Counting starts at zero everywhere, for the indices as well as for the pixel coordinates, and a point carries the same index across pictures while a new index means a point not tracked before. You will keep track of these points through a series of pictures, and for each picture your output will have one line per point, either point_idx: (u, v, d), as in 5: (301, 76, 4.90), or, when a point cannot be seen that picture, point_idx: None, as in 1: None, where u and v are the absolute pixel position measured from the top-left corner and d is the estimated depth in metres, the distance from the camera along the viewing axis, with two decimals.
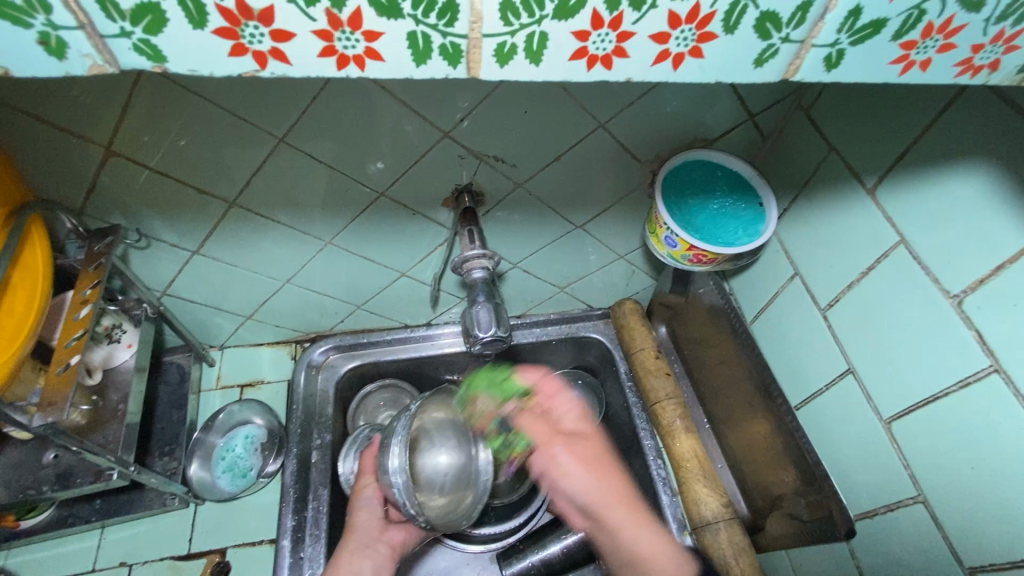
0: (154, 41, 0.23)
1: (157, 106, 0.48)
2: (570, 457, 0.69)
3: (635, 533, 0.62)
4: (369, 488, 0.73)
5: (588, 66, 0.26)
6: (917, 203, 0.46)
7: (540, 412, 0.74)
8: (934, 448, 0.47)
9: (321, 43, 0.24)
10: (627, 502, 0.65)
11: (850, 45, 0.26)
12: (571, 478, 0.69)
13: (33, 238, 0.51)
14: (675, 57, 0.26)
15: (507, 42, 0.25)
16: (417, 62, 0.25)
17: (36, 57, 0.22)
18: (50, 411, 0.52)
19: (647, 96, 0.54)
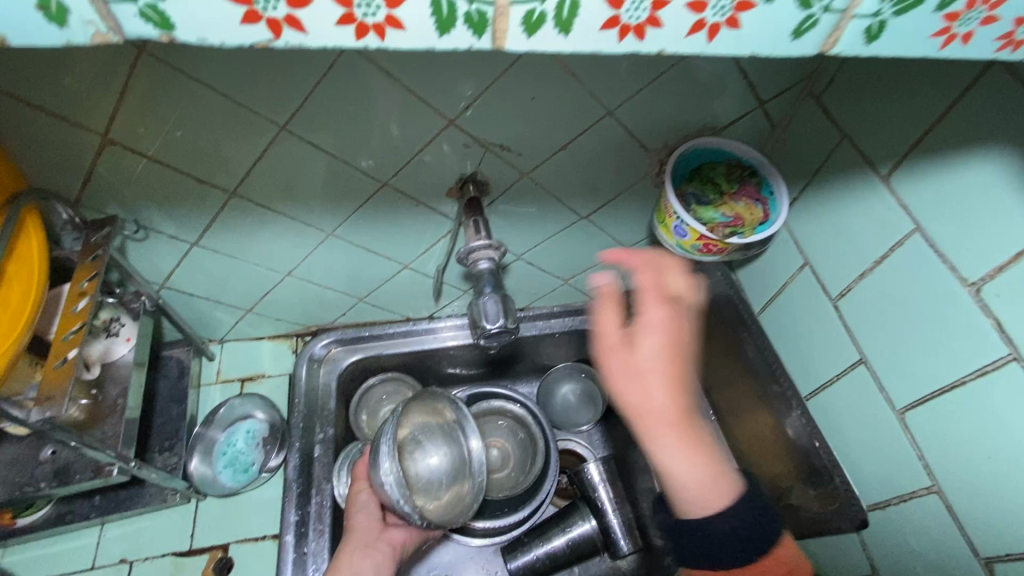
0: (160, 6, 0.22)
1: (155, 91, 0.46)
2: (663, 343, 0.49)
3: (671, 450, 0.47)
4: (364, 493, 0.67)
5: (619, 37, 0.25)
6: (935, 190, 0.45)
7: (645, 325, 0.50)
8: (950, 438, 0.46)
9: (339, 10, 0.23)
10: (686, 425, 0.47)
11: (892, 17, 0.25)
12: (655, 361, 0.48)
13: (28, 228, 0.50)
14: (711, 27, 0.25)
15: (536, 11, 0.23)
16: (439, 32, 0.24)
17: (36, 25, 0.21)
18: (48, 405, 0.51)
19: (657, 82, 0.53)
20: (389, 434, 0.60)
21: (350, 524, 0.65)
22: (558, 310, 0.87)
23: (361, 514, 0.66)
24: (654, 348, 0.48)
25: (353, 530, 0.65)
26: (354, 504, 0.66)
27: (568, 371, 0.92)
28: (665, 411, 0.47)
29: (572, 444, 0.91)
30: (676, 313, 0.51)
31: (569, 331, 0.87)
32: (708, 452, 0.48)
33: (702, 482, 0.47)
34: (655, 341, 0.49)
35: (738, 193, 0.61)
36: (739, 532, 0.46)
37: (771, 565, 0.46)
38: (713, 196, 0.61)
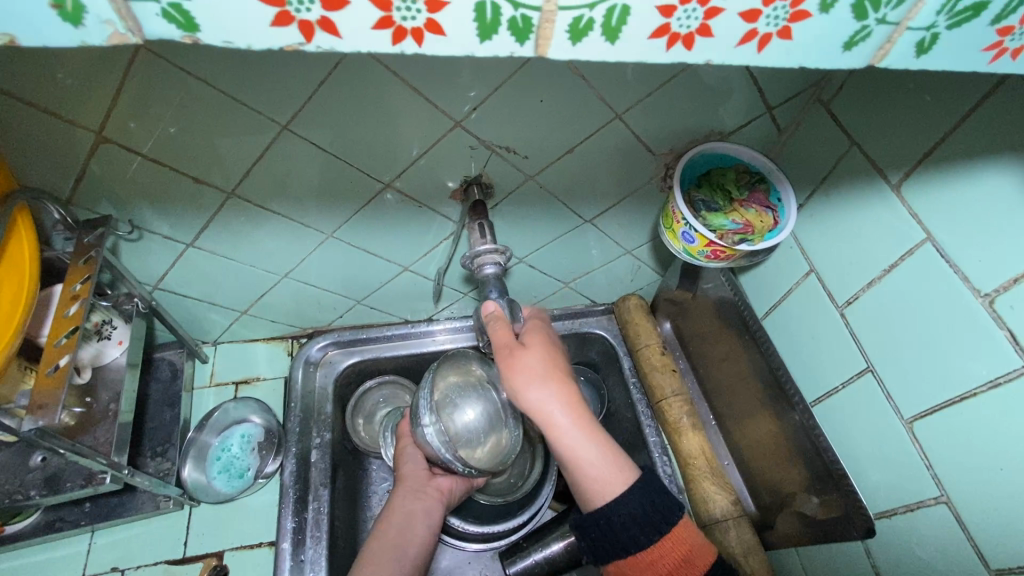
0: (184, 5, 0.21)
1: (152, 87, 0.44)
2: (550, 356, 0.53)
3: (579, 441, 0.51)
4: (410, 448, 0.73)
5: (669, 45, 0.24)
6: (949, 199, 0.45)
7: (533, 342, 0.54)
8: (960, 449, 0.46)
9: (377, 13, 0.22)
10: (588, 426, 0.52)
11: (947, 29, 0.24)
12: (547, 372, 0.51)
13: (19, 230, 0.48)
14: (762, 38, 0.24)
15: (585, 17, 0.22)
16: (481, 38, 0.23)
17: (50, 24, 0.20)
18: (41, 414, 0.49)
19: (666, 86, 0.53)
20: (427, 391, 0.61)
21: (400, 473, 0.71)
22: (557, 313, 0.86)
23: (413, 463, 0.71)
24: (537, 357, 0.52)
25: (405, 478, 0.70)
26: (402, 456, 0.72)
27: None
28: (568, 410, 0.51)
29: None
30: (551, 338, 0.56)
31: (571, 334, 0.86)
32: (601, 444, 0.52)
33: (596, 467, 0.52)
34: (544, 359, 0.52)
35: (749, 199, 0.61)
36: (638, 516, 0.50)
37: (671, 546, 0.49)
38: (723, 202, 0.61)
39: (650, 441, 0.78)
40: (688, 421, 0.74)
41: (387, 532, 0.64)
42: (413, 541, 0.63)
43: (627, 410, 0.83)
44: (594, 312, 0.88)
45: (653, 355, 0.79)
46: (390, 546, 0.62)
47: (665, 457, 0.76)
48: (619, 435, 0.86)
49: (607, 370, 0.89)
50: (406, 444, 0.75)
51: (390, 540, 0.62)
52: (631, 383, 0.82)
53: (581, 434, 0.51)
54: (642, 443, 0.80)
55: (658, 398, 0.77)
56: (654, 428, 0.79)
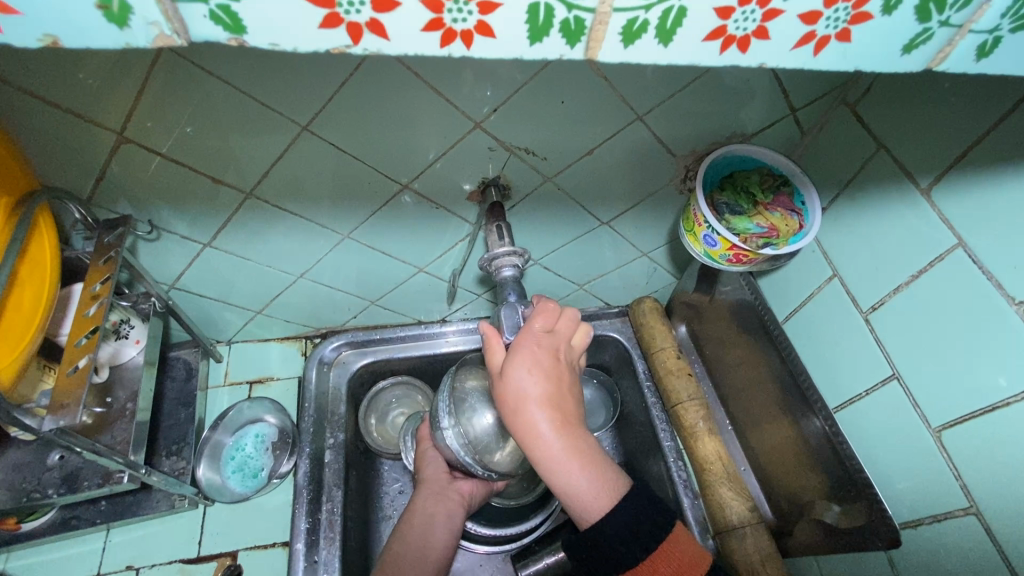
0: (233, 7, 0.20)
1: (173, 88, 0.44)
2: (539, 377, 0.48)
3: (567, 471, 0.48)
4: (430, 450, 0.73)
5: (722, 48, 0.24)
6: (983, 204, 0.44)
7: (524, 359, 0.49)
8: (992, 460, 0.45)
9: (427, 15, 0.21)
10: (580, 453, 0.48)
11: (1009, 33, 0.23)
12: (533, 397, 0.48)
13: (42, 230, 0.49)
14: (819, 40, 0.23)
15: (640, 18, 0.22)
16: (531, 40, 0.23)
17: (94, 24, 0.20)
18: (62, 414, 0.49)
19: (689, 88, 0.52)
20: (445, 395, 0.62)
21: (422, 476, 0.70)
22: None
23: (432, 467, 0.71)
24: (523, 382, 0.48)
25: (425, 481, 0.70)
26: (422, 459, 0.72)
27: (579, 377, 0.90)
28: (557, 439, 0.47)
29: None
30: (550, 347, 0.51)
31: None
32: (593, 470, 0.49)
33: (586, 494, 0.49)
34: (536, 381, 0.48)
35: (773, 202, 0.60)
36: (626, 536, 0.49)
37: (659, 561, 0.49)
38: (747, 205, 0.60)
39: (664, 445, 0.77)
40: (704, 426, 0.73)
41: (405, 538, 0.63)
42: (430, 547, 0.63)
43: (641, 413, 0.83)
44: (608, 315, 0.87)
45: (668, 358, 0.78)
46: (409, 550, 0.61)
47: (679, 462, 0.75)
48: (633, 438, 0.85)
49: (621, 373, 0.88)
50: (427, 447, 0.74)
51: (407, 547, 0.62)
52: (644, 386, 0.82)
53: (573, 463, 0.48)
54: (656, 447, 0.79)
55: (673, 402, 0.76)
56: (669, 432, 0.78)
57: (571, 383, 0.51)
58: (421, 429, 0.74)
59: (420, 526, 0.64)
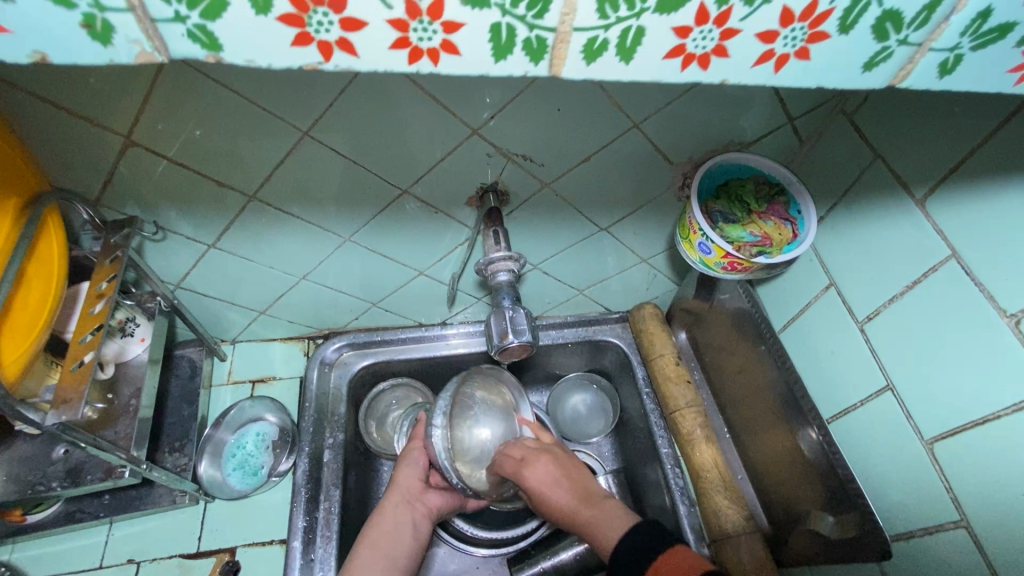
0: (209, 27, 0.22)
1: (179, 95, 0.46)
2: (546, 461, 0.60)
3: (593, 522, 0.55)
4: (406, 453, 0.71)
5: (684, 66, 0.25)
6: (976, 217, 0.44)
7: (527, 463, 0.59)
8: (984, 472, 0.45)
9: (395, 34, 0.23)
10: (591, 501, 0.57)
11: (970, 50, 0.24)
12: (541, 480, 0.58)
13: (50, 230, 0.50)
14: (779, 58, 0.25)
15: (599, 38, 0.23)
16: (496, 58, 0.24)
17: (79, 45, 0.21)
18: (64, 408, 0.50)
19: (684, 97, 0.52)
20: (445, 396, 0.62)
21: (395, 479, 0.69)
22: (571, 320, 0.86)
23: (405, 475, 0.69)
24: (534, 474, 0.58)
25: (396, 486, 0.68)
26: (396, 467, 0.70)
27: (579, 382, 0.91)
28: (576, 510, 0.57)
29: (581, 456, 0.87)
30: (549, 453, 0.61)
31: (582, 342, 0.86)
32: (609, 513, 0.55)
33: (600, 528, 0.54)
34: (544, 477, 0.58)
35: (767, 211, 0.60)
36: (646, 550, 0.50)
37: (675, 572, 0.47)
38: (741, 214, 0.60)
39: (662, 452, 0.76)
40: (701, 433, 0.74)
41: (367, 545, 0.63)
42: (395, 556, 0.63)
43: (640, 419, 0.82)
44: (608, 321, 0.87)
45: (667, 365, 0.78)
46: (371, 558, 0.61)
47: (677, 469, 0.75)
48: (632, 444, 0.84)
49: (621, 379, 0.88)
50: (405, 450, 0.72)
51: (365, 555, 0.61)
52: (644, 393, 0.81)
53: (587, 511, 0.56)
54: (654, 454, 0.78)
55: (671, 409, 0.76)
56: (666, 440, 0.77)
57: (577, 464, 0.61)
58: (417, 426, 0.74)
59: (386, 537, 0.63)
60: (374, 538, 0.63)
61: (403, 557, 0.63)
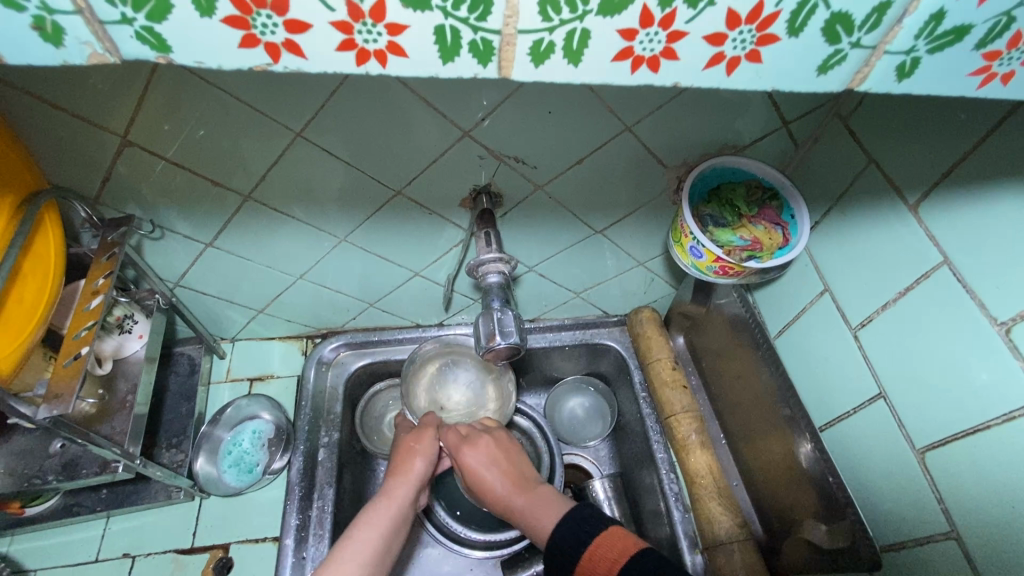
0: (156, 30, 0.22)
1: (173, 97, 0.46)
2: (484, 447, 0.63)
3: (525, 505, 0.58)
4: (417, 440, 0.65)
5: (633, 68, 0.25)
6: (968, 224, 0.44)
7: (468, 444, 0.64)
8: (976, 483, 0.44)
9: (339, 36, 0.23)
10: (524, 487, 0.60)
11: (927, 54, 0.25)
12: (481, 462, 0.62)
13: (46, 226, 0.51)
14: (730, 61, 0.25)
15: (545, 40, 0.24)
16: (444, 60, 0.24)
17: (32, 45, 0.22)
18: (55, 403, 0.51)
19: (675, 100, 0.52)
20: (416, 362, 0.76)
21: (410, 465, 0.63)
22: (568, 323, 0.86)
23: (413, 459, 0.63)
24: (472, 455, 0.62)
25: (410, 475, 0.62)
26: (400, 449, 0.64)
27: (577, 385, 0.91)
28: (509, 494, 0.60)
29: (579, 459, 0.87)
30: (493, 438, 0.65)
31: (579, 345, 0.86)
32: (538, 500, 0.59)
33: (530, 512, 0.57)
34: (481, 457, 0.62)
35: (758, 216, 0.60)
36: (572, 530, 0.53)
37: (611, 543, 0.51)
38: (730, 218, 0.60)
39: (656, 457, 0.76)
40: (696, 438, 0.73)
41: (374, 531, 0.56)
42: (390, 550, 0.57)
43: (636, 423, 0.81)
44: (606, 324, 0.87)
45: (663, 369, 0.78)
46: (371, 546, 0.55)
47: (672, 475, 0.74)
48: (629, 448, 0.83)
49: (618, 383, 0.88)
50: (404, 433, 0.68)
51: (372, 547, 0.55)
52: (640, 397, 0.80)
53: (518, 497, 0.59)
54: (649, 459, 0.77)
55: (666, 413, 0.76)
56: (662, 444, 0.76)
57: (515, 451, 0.64)
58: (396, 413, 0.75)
59: (392, 528, 0.58)
60: (382, 527, 0.57)
61: (393, 551, 0.58)
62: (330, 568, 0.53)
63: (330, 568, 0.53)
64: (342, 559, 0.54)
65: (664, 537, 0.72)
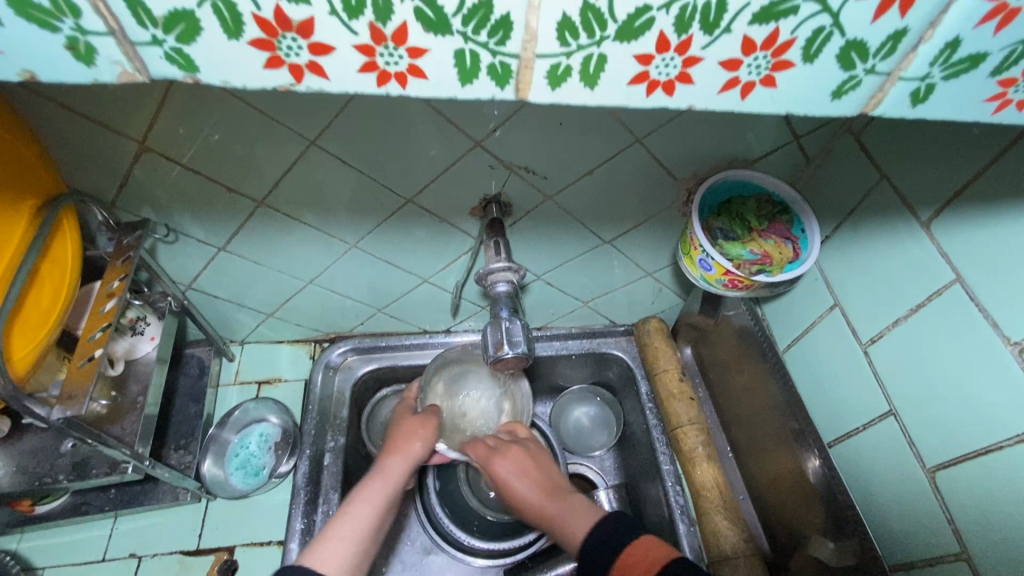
0: (185, 51, 0.23)
1: (191, 106, 0.47)
2: (511, 457, 0.63)
3: (561, 516, 0.58)
4: (422, 426, 0.66)
5: (649, 91, 0.26)
6: (980, 243, 0.43)
7: (498, 453, 0.63)
8: (987, 504, 0.44)
9: (361, 58, 0.24)
10: (556, 495, 0.60)
11: (942, 80, 0.25)
12: (511, 473, 0.62)
13: (64, 230, 0.52)
14: (745, 85, 0.25)
15: (562, 64, 0.24)
16: (462, 82, 0.25)
17: (65, 64, 0.23)
18: (70, 404, 0.52)
19: (687, 114, 0.52)
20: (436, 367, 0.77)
21: (401, 443, 0.64)
22: (575, 332, 0.86)
23: (414, 442, 0.64)
24: (502, 468, 0.62)
25: (404, 453, 0.63)
26: (402, 430, 0.65)
27: (583, 395, 0.90)
28: (541, 501, 0.60)
29: (583, 469, 0.86)
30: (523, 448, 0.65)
31: (586, 354, 0.85)
32: (572, 506, 0.59)
33: (567, 519, 0.57)
34: (511, 468, 0.62)
35: (768, 229, 0.60)
36: (603, 540, 0.54)
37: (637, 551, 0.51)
38: (741, 231, 0.60)
39: (663, 468, 0.75)
40: (703, 451, 0.73)
41: (368, 508, 0.57)
42: (380, 530, 0.57)
43: (642, 434, 0.81)
44: (613, 333, 0.87)
45: (670, 381, 0.77)
46: (361, 525, 0.55)
47: (678, 487, 0.74)
48: (635, 459, 0.83)
49: (624, 393, 0.87)
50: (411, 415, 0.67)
51: (367, 525, 0.56)
52: (647, 408, 0.80)
53: (550, 504, 0.59)
54: (656, 470, 0.77)
55: (673, 425, 0.75)
56: (668, 456, 0.76)
57: (543, 460, 0.64)
58: (407, 388, 0.74)
59: (386, 506, 0.58)
60: (376, 504, 0.57)
61: (383, 530, 0.58)
62: (323, 545, 0.53)
63: (324, 545, 0.53)
64: (338, 536, 0.54)
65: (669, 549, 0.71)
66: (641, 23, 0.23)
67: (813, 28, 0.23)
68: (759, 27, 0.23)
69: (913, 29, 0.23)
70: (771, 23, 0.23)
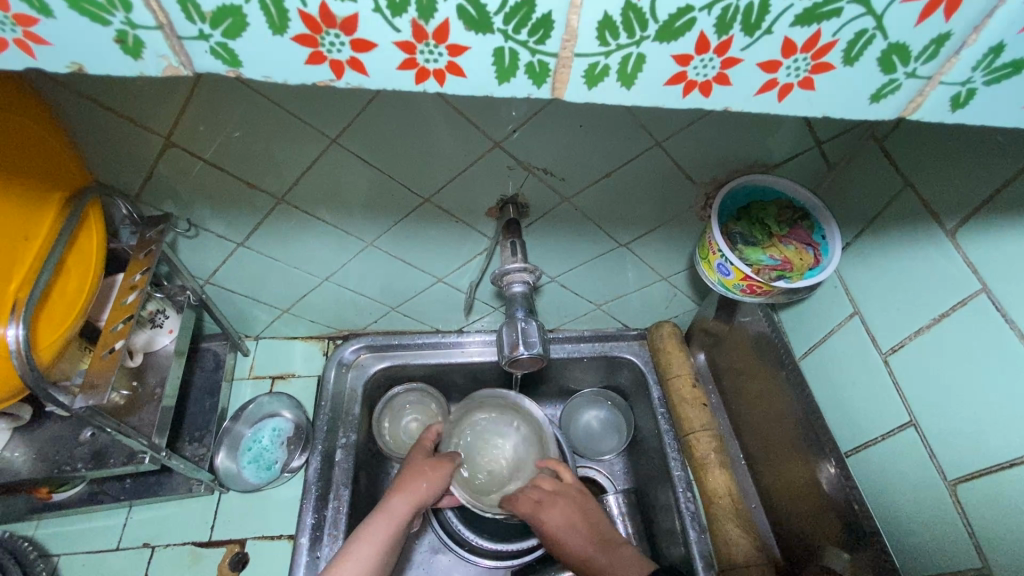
0: (230, 46, 0.23)
1: (217, 104, 0.48)
2: (558, 505, 0.67)
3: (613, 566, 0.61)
4: (431, 467, 0.67)
5: (684, 92, 0.26)
6: (1008, 254, 0.43)
7: (544, 506, 0.67)
8: (1009, 519, 0.44)
9: (402, 55, 0.24)
10: (607, 547, 0.64)
11: (983, 85, 0.25)
12: (556, 522, 0.66)
13: (90, 224, 0.53)
14: (782, 87, 0.25)
15: (600, 64, 0.24)
16: (499, 80, 0.25)
17: (110, 54, 0.23)
18: (91, 393, 0.53)
19: (709, 118, 0.52)
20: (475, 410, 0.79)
21: (403, 480, 0.65)
22: (588, 334, 0.85)
23: (419, 481, 0.65)
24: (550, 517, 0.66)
25: (401, 487, 0.64)
26: (410, 471, 0.66)
27: (593, 399, 0.90)
28: (592, 554, 0.63)
29: (592, 473, 0.86)
30: (570, 497, 0.68)
31: (598, 357, 0.85)
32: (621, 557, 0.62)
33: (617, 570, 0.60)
34: (559, 519, 0.66)
35: (789, 236, 0.60)
36: None
37: None
38: (761, 237, 0.60)
39: (674, 474, 0.75)
40: (715, 458, 0.72)
41: (370, 547, 0.59)
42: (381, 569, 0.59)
43: (654, 439, 0.80)
44: (626, 337, 0.86)
45: (682, 387, 0.77)
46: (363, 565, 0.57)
47: (689, 494, 0.73)
48: (645, 465, 0.82)
49: (636, 397, 0.87)
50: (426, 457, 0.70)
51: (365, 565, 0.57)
52: (659, 413, 0.80)
53: (600, 556, 0.63)
54: (666, 476, 0.76)
55: (685, 430, 0.75)
56: (679, 463, 0.75)
57: (591, 510, 0.68)
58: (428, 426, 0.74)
59: (389, 544, 0.60)
60: (378, 543, 0.59)
61: (385, 567, 0.60)
62: None
63: None
64: None
65: (680, 555, 0.71)
66: (682, 24, 0.23)
67: (855, 30, 0.23)
68: (800, 28, 0.23)
69: (957, 33, 0.23)
70: (813, 25, 0.23)
